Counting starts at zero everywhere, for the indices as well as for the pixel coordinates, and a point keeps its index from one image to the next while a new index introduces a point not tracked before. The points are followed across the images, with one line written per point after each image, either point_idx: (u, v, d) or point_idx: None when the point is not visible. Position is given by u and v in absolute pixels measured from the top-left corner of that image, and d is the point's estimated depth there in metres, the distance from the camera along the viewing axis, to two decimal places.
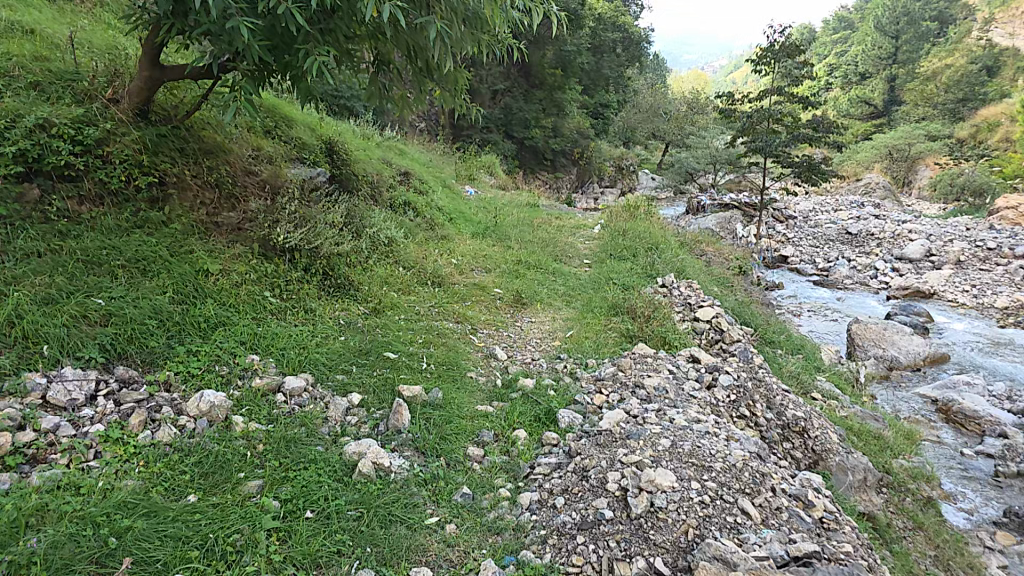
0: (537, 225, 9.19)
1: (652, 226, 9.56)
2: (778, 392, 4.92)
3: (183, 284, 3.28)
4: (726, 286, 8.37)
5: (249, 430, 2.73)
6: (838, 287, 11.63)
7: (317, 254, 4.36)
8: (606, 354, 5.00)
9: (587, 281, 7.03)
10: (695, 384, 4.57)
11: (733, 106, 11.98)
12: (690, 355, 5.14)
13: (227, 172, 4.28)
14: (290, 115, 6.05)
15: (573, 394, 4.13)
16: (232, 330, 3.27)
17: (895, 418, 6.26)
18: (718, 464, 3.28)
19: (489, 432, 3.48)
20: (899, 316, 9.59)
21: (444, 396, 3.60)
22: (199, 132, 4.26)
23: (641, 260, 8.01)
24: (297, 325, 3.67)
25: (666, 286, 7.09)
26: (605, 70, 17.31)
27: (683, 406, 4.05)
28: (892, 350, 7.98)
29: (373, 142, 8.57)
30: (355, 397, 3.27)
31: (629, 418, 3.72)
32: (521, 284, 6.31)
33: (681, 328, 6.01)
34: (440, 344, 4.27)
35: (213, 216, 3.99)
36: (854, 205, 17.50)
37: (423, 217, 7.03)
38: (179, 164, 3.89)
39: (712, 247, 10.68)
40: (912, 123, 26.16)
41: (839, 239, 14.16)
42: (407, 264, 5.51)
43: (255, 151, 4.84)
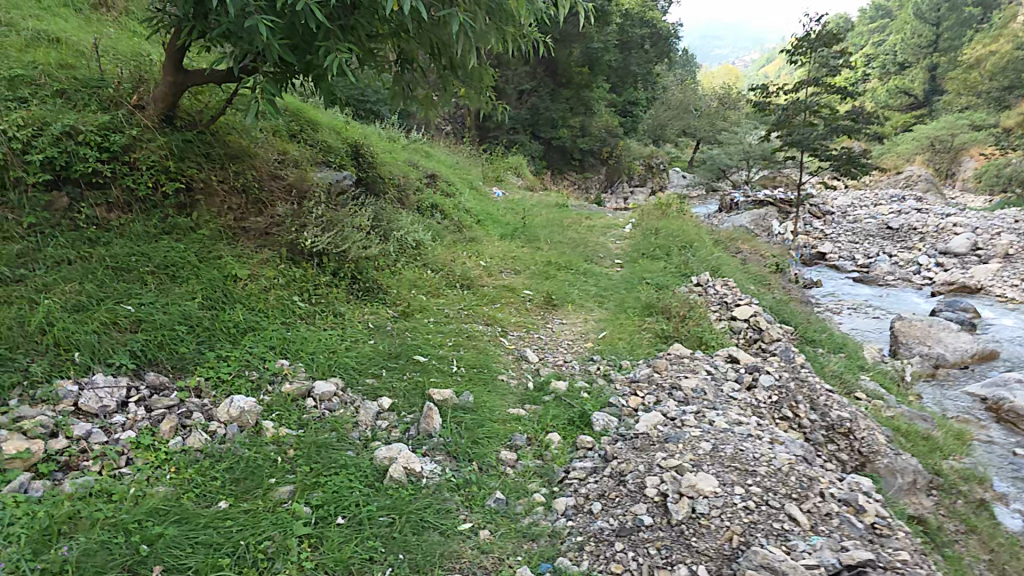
0: (567, 225, 9.10)
1: (685, 224, 9.37)
2: (822, 392, 4.73)
3: (212, 290, 3.31)
4: (763, 284, 8.14)
5: (279, 435, 2.71)
6: (880, 283, 11.24)
7: (345, 257, 4.36)
8: (641, 355, 4.88)
9: (619, 281, 6.91)
10: (735, 385, 4.42)
11: (768, 98, 11.66)
12: (728, 355, 4.97)
13: (253, 177, 4.26)
14: (316, 118, 6.09)
15: (607, 396, 4.02)
16: (262, 335, 3.27)
17: (943, 418, 5.97)
18: (763, 468, 3.14)
19: (522, 435, 3.40)
20: (945, 312, 9.19)
21: (475, 400, 3.54)
22: (224, 137, 4.26)
23: (674, 259, 7.85)
24: (326, 329, 3.66)
25: (700, 285, 6.92)
26: (634, 67, 17.28)
27: (723, 408, 3.91)
28: (939, 347, 7.63)
29: (399, 145, 8.61)
30: (386, 401, 3.24)
31: (666, 421, 3.60)
32: (551, 285, 6.22)
33: (718, 327, 5.84)
34: (471, 346, 4.21)
35: (241, 221, 4.00)
36: (896, 198, 16.93)
37: (451, 220, 7.01)
38: (205, 169, 3.90)
39: (747, 245, 10.43)
40: (957, 113, 25.24)
41: (880, 234, 13.69)
42: (436, 266, 5.48)
43: (280, 155, 4.79)
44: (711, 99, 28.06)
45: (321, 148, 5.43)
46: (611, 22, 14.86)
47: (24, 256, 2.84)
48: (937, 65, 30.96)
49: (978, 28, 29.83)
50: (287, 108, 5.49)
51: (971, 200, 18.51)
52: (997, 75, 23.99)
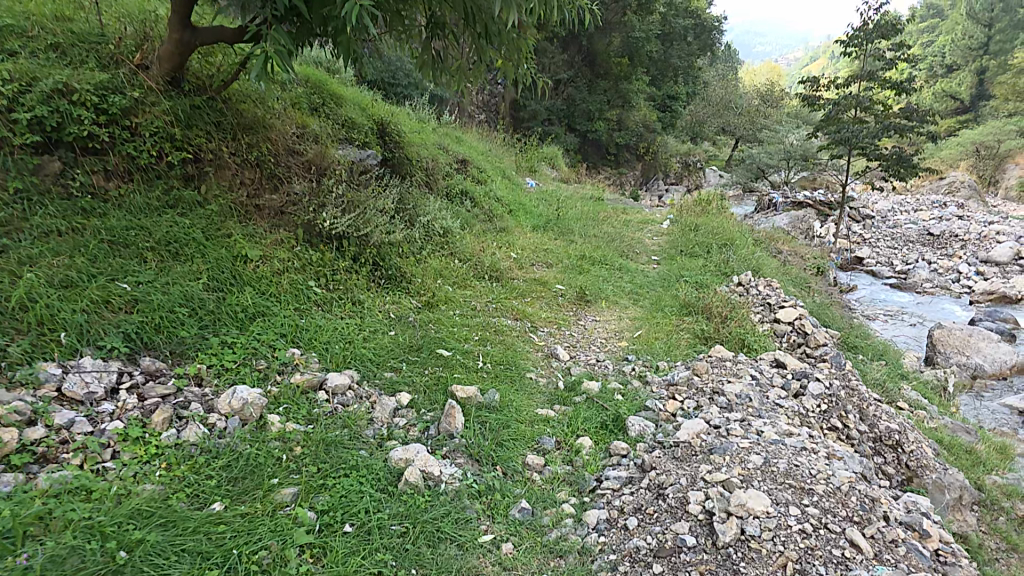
0: (602, 219, 8.75)
1: (726, 222, 8.93)
2: (872, 402, 4.31)
3: (219, 271, 3.12)
4: (806, 287, 7.68)
5: (285, 431, 2.49)
6: (917, 289, 10.59)
7: (366, 242, 4.13)
8: (678, 356, 4.55)
9: (656, 278, 6.55)
10: (780, 392, 4.03)
11: (816, 92, 11.09)
12: (774, 359, 4.60)
13: (269, 150, 3.98)
14: (343, 91, 5.84)
15: (643, 399, 3.70)
16: (272, 321, 3.08)
17: (987, 431, 5.46)
18: (820, 487, 2.69)
19: (550, 438, 3.11)
20: (984, 321, 8.56)
21: (501, 398, 3.26)
22: (237, 105, 3.93)
23: (714, 256, 7.46)
24: (343, 318, 3.44)
25: (742, 285, 6.53)
26: (675, 58, 16.77)
27: (769, 417, 3.53)
28: (977, 357, 7.04)
29: (429, 128, 8.39)
30: (405, 398, 2.99)
31: (710, 430, 3.18)
32: (585, 280, 5.91)
33: (762, 329, 5.48)
34: (498, 341, 3.94)
35: (255, 199, 3.80)
36: (937, 204, 16.22)
37: (481, 209, 6.75)
38: (213, 139, 3.63)
39: (786, 246, 9.95)
40: (1004, 120, 24.24)
41: (919, 240, 13.07)
42: (463, 256, 5.23)
43: (300, 129, 4.42)
44: (751, 97, 27.20)
45: (347, 125, 5.21)
46: (655, 11, 14.40)
47: (10, 225, 2.66)
48: (986, 69, 29.66)
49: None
50: (313, 82, 5.28)
51: (1012, 210, 17.65)
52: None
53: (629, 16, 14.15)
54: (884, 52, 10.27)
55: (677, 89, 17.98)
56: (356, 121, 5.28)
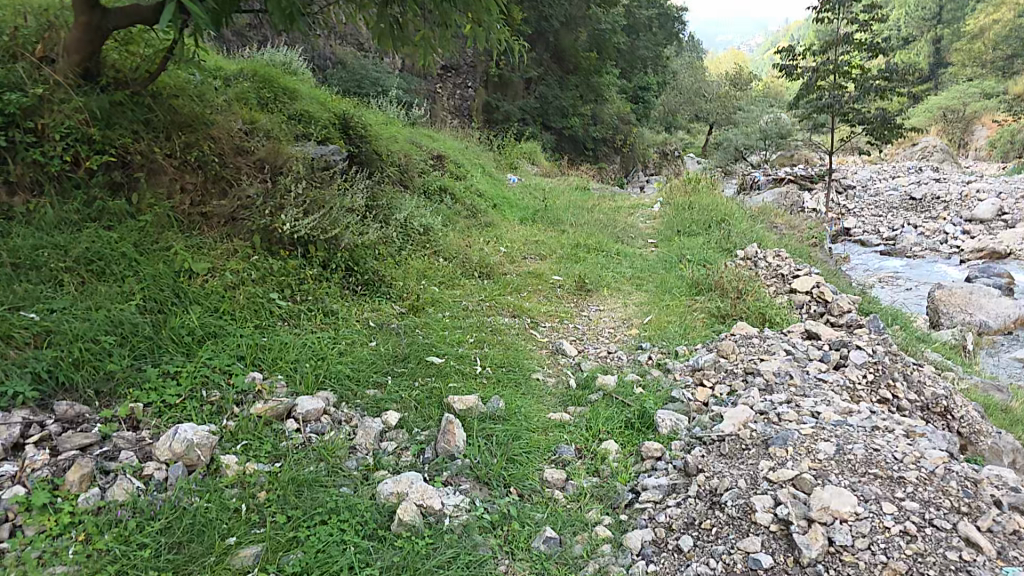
0: (593, 207, 8.29)
1: (719, 199, 8.47)
2: (915, 369, 3.81)
3: (158, 290, 2.65)
4: (811, 256, 7.11)
5: (247, 474, 2.04)
6: (908, 253, 10.01)
7: (338, 245, 3.64)
8: (696, 339, 4.07)
9: (656, 260, 6.08)
10: (820, 365, 3.51)
11: (794, 62, 10.13)
12: (806, 331, 4.12)
13: (211, 149, 3.50)
14: (301, 88, 5.32)
15: (668, 389, 3.22)
16: (226, 342, 2.60)
17: (1014, 387, 5.04)
18: (912, 474, 2.18)
19: (569, 446, 2.63)
20: (978, 278, 8.10)
21: (507, 406, 2.77)
22: (170, 99, 3.44)
23: (714, 233, 7.01)
24: (313, 332, 2.95)
25: (748, 258, 6.04)
26: (642, 49, 16.25)
27: (818, 395, 3.05)
28: (981, 314, 6.58)
29: (402, 126, 7.89)
30: (392, 417, 2.51)
31: (758, 417, 2.68)
32: (584, 268, 5.43)
33: (778, 301, 4.98)
34: (497, 342, 3.46)
35: (201, 205, 3.31)
36: (912, 169, 15.79)
37: (463, 204, 6.28)
38: (141, 139, 3.16)
39: (782, 219, 9.26)
40: (961, 85, 24.29)
41: (902, 207, 12.51)
42: (450, 253, 4.76)
43: (247, 126, 3.94)
44: (721, 81, 26.66)
45: (302, 120, 4.71)
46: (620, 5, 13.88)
47: None
48: (941, 38, 29.62)
49: (976, 2, 28.89)
50: (264, 80, 4.76)
51: (983, 169, 17.50)
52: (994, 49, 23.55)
53: (593, 9, 13.60)
54: (857, 14, 9.53)
55: (649, 79, 17.55)
56: (311, 113, 4.81)
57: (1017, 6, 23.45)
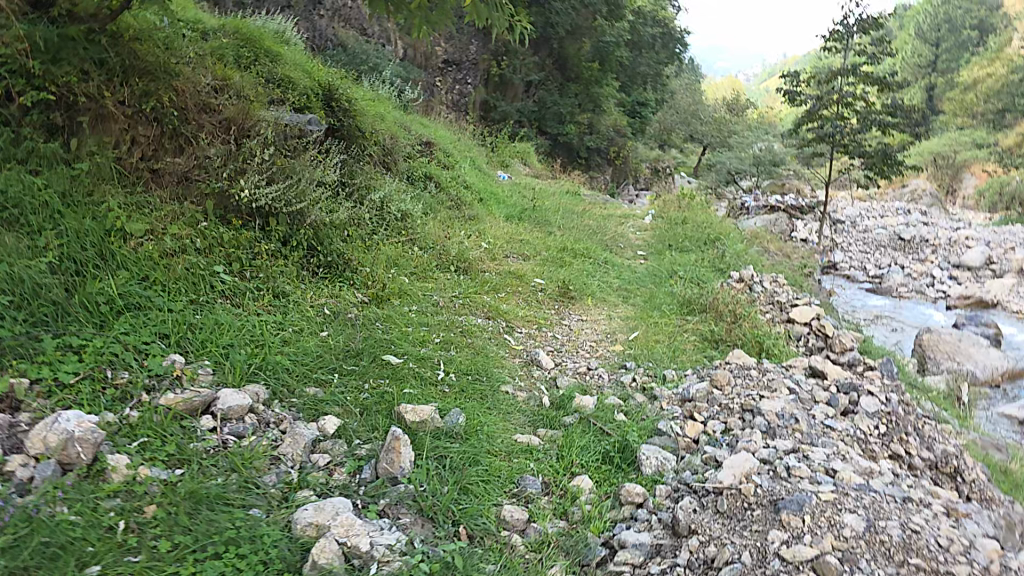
0: (581, 211, 7.78)
1: (712, 218, 8.00)
2: (925, 423, 3.27)
3: (80, 248, 2.23)
4: (805, 286, 6.64)
5: (137, 481, 1.63)
6: (894, 293, 9.03)
7: (300, 221, 3.23)
8: (686, 364, 3.67)
9: (644, 273, 5.61)
10: (827, 409, 3.09)
11: (798, 88, 9.00)
12: (809, 368, 3.70)
13: (172, 102, 3.00)
14: (284, 51, 4.84)
15: (654, 420, 2.82)
16: (149, 316, 2.18)
17: (1013, 447, 4.59)
18: (963, 570, 1.84)
19: (535, 479, 2.23)
20: (966, 325, 7.33)
21: (468, 422, 2.36)
22: (130, 42, 2.97)
23: (706, 252, 6.54)
24: (254, 313, 2.54)
25: (745, 281, 5.62)
26: (643, 67, 14.64)
27: (827, 446, 2.66)
28: (969, 366, 5.74)
29: (393, 107, 7.44)
30: (331, 424, 2.11)
31: (763, 468, 2.30)
32: (568, 273, 5.00)
33: (776, 331, 4.56)
34: (465, 345, 3.05)
35: (152, 160, 2.91)
36: (901, 210, 15.38)
37: (448, 193, 5.86)
38: (92, 81, 2.71)
39: (772, 244, 8.57)
40: (957, 130, 23.73)
41: (890, 245, 11.81)
42: (426, 243, 4.35)
43: (217, 82, 3.38)
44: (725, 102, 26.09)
45: (280, 84, 4.27)
46: (626, 16, 12.79)
47: None
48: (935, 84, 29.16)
49: (975, 49, 28.32)
50: (245, 38, 4.33)
51: (973, 216, 17.00)
52: (993, 99, 22.84)
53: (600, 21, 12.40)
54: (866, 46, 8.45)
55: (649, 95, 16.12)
56: (293, 79, 4.36)
57: (1010, 60, 22.83)
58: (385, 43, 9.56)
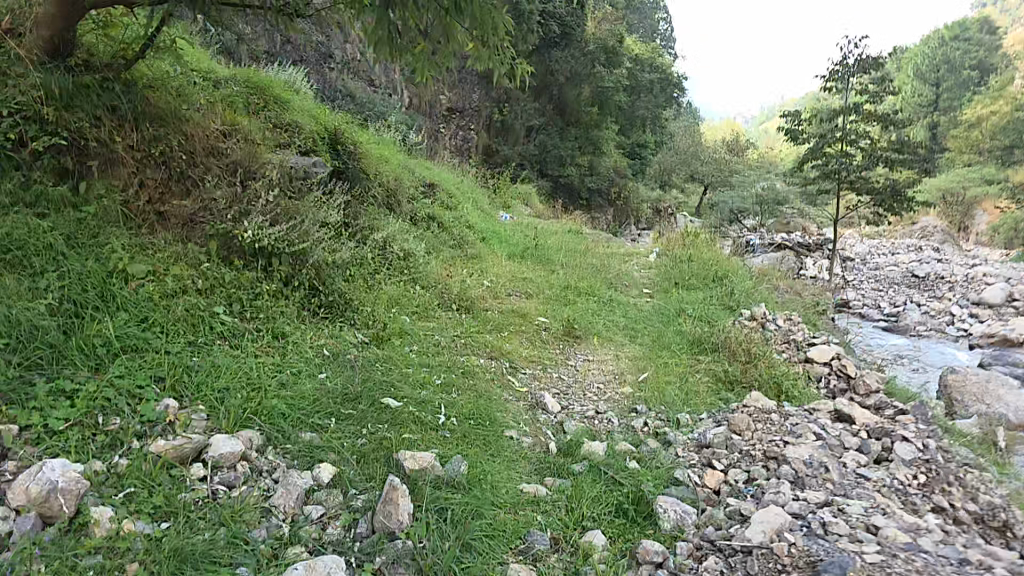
0: (586, 249, 7.64)
1: (719, 254, 7.80)
2: (964, 471, 2.96)
3: (80, 289, 2.17)
4: (820, 324, 6.42)
5: (122, 536, 1.50)
6: (911, 332, 8.52)
7: (301, 261, 3.17)
8: (701, 407, 3.49)
9: (652, 311, 5.41)
10: (860, 457, 2.88)
11: (801, 126, 8.88)
12: (835, 411, 3.45)
13: (179, 145, 3.03)
14: (290, 95, 4.89)
15: (670, 468, 2.64)
16: (146, 359, 2.10)
17: None
18: None
19: (543, 534, 2.06)
20: (992, 365, 6.88)
21: (470, 470, 2.21)
22: (144, 90, 3.01)
23: (717, 289, 6.36)
24: (254, 356, 2.44)
25: (758, 319, 5.43)
26: (642, 111, 14.58)
27: (863, 497, 2.46)
28: (1002, 407, 4.90)
29: (397, 150, 7.50)
30: (326, 472, 1.97)
31: (798, 525, 2.13)
32: (573, 312, 4.86)
33: (794, 371, 4.35)
34: (466, 388, 2.92)
35: (159, 204, 2.88)
36: (913, 247, 15.05)
37: (449, 233, 5.81)
38: (102, 126, 2.72)
39: (783, 282, 8.23)
40: (967, 164, 23.29)
41: (905, 283, 11.53)
42: (428, 282, 4.27)
43: (225, 126, 3.45)
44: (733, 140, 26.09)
45: (287, 128, 4.32)
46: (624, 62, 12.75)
47: None
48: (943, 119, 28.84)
49: (981, 83, 28.06)
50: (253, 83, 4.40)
51: (989, 252, 16.49)
52: (997, 135, 21.83)
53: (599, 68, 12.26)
54: (866, 84, 8.31)
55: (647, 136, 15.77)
56: (297, 121, 4.40)
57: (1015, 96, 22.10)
58: (391, 91, 9.71)
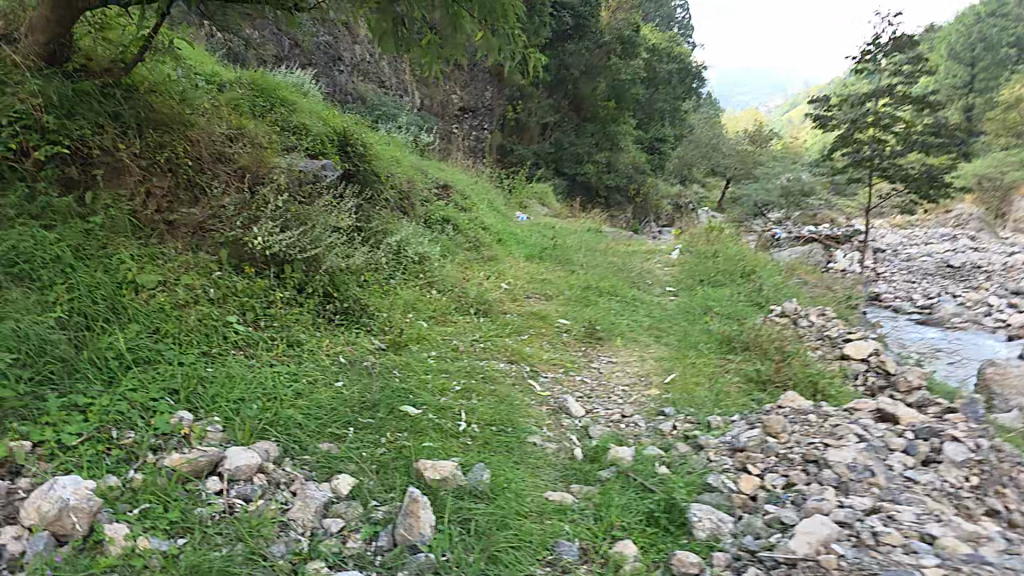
0: (607, 248, 7.51)
1: (744, 248, 7.60)
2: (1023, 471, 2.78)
3: (89, 301, 2.14)
4: (854, 319, 6.19)
5: (136, 552, 1.44)
6: (945, 323, 8.26)
7: (316, 268, 3.15)
8: (732, 409, 3.37)
9: (677, 310, 5.27)
10: (906, 459, 2.74)
11: (830, 112, 8.59)
12: (878, 411, 3.31)
13: (186, 152, 3.03)
14: (302, 101, 4.88)
15: (703, 474, 2.54)
16: (159, 371, 2.07)
17: None
18: None
19: (572, 544, 1.98)
20: None
21: (494, 479, 2.15)
22: (145, 95, 2.99)
23: (744, 284, 6.19)
24: (268, 365, 2.40)
25: (789, 315, 5.26)
26: (660, 103, 14.33)
27: (911, 503, 2.33)
28: None
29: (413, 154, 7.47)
30: (345, 483, 1.92)
31: (845, 537, 2.01)
32: (594, 313, 4.76)
33: (828, 368, 4.19)
34: (487, 393, 2.86)
35: (167, 212, 2.84)
36: (946, 237, 14.58)
37: (465, 236, 5.74)
38: (105, 134, 2.71)
39: (811, 275, 7.99)
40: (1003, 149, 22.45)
41: (939, 273, 11.17)
42: (445, 286, 4.21)
43: (232, 131, 3.45)
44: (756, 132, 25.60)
45: (296, 132, 4.31)
46: (640, 54, 12.60)
47: None
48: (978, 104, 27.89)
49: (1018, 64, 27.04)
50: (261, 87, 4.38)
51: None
52: None
53: (615, 59, 12.21)
54: (900, 64, 7.96)
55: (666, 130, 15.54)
56: (306, 125, 4.39)
57: None
58: (403, 94, 9.71)
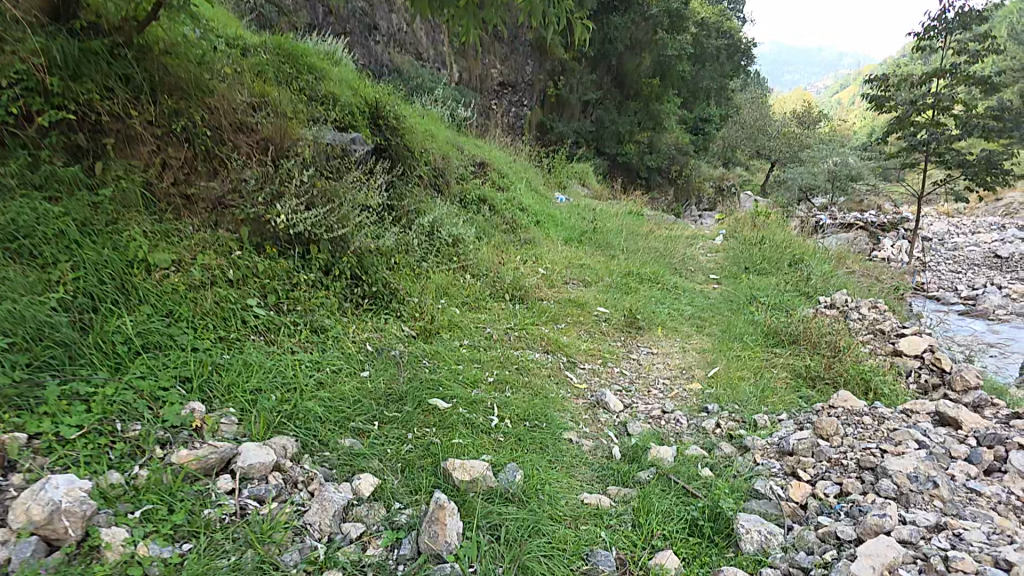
0: (647, 232, 7.23)
1: (788, 234, 7.26)
2: None
3: (94, 282, 2.02)
4: (906, 313, 5.84)
5: (138, 562, 1.32)
6: (988, 314, 7.67)
7: (342, 248, 3.02)
8: (779, 407, 3.15)
9: (720, 299, 5.02)
10: (969, 468, 2.49)
11: (887, 91, 8.01)
12: (936, 415, 3.05)
13: (204, 121, 2.88)
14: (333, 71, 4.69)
15: (748, 479, 2.34)
16: (171, 358, 1.96)
17: None
18: None
19: (609, 553, 1.81)
20: None
21: (528, 481, 2.00)
22: (161, 57, 2.83)
23: (790, 273, 5.89)
24: (288, 351, 2.29)
25: (839, 307, 4.97)
26: (705, 80, 13.73)
27: (978, 518, 2.09)
28: None
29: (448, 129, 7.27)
30: (367, 483, 1.79)
31: (912, 562, 1.78)
32: (633, 300, 4.55)
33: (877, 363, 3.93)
34: (519, 385, 2.70)
35: (184, 185, 2.73)
36: (996, 226, 13.84)
37: (502, 216, 5.56)
38: (115, 97, 2.58)
39: (860, 265, 7.55)
40: None
41: (985, 264, 10.58)
42: (479, 269, 4.05)
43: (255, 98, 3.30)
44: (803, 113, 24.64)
45: (323, 102, 4.14)
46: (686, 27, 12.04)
47: None
48: None
49: None
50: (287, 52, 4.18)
51: None
52: None
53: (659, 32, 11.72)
54: (968, 41, 7.38)
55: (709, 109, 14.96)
56: (335, 95, 4.21)
57: None
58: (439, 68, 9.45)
